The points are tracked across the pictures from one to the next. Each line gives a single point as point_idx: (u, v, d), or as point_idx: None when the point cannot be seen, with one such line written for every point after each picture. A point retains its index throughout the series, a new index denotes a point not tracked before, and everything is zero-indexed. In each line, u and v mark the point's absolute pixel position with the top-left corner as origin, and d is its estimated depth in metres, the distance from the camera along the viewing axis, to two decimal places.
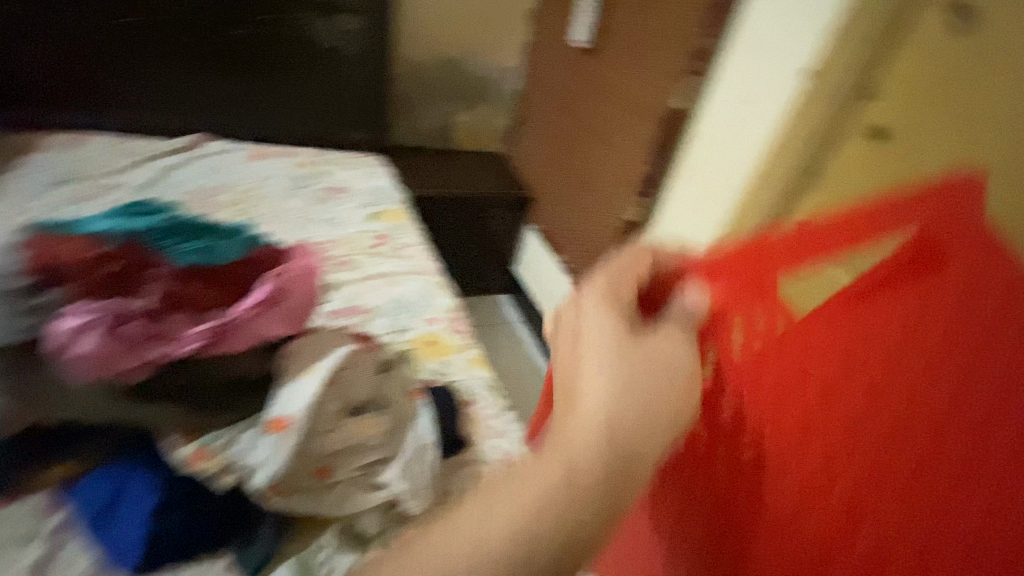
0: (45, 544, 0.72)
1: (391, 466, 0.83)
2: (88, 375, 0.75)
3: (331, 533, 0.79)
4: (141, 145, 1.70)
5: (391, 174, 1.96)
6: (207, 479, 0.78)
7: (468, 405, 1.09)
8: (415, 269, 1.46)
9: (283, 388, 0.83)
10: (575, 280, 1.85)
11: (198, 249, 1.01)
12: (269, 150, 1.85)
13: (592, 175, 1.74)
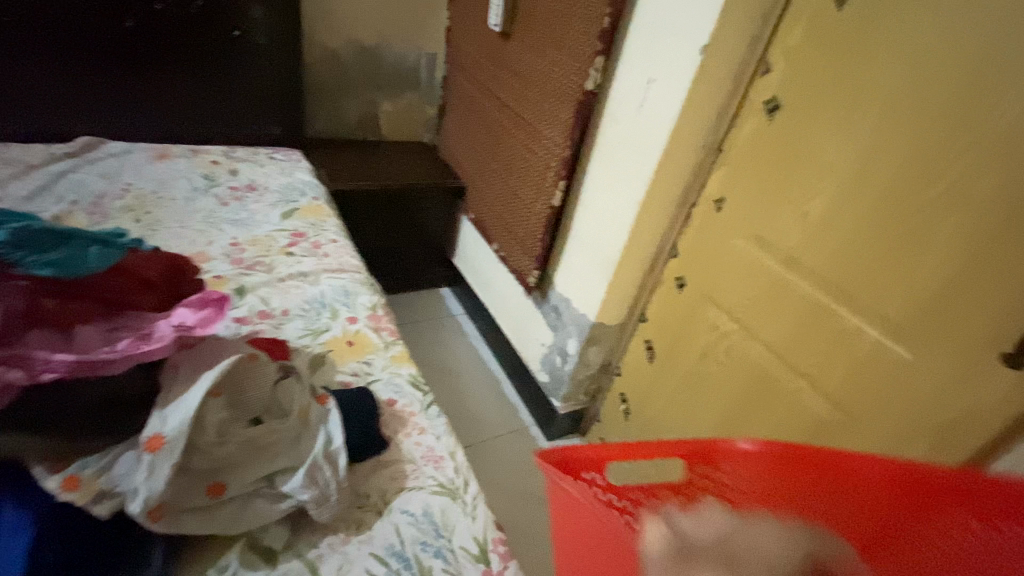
0: None
1: (294, 475, 0.79)
2: None
3: (234, 552, 0.76)
4: (26, 151, 1.53)
5: (311, 170, 1.88)
6: (82, 504, 0.65)
7: (390, 403, 1.05)
8: (333, 267, 1.42)
9: (161, 401, 0.73)
10: (509, 268, 1.85)
11: (56, 262, 0.73)
12: (174, 150, 1.74)
13: (517, 160, 1.73)
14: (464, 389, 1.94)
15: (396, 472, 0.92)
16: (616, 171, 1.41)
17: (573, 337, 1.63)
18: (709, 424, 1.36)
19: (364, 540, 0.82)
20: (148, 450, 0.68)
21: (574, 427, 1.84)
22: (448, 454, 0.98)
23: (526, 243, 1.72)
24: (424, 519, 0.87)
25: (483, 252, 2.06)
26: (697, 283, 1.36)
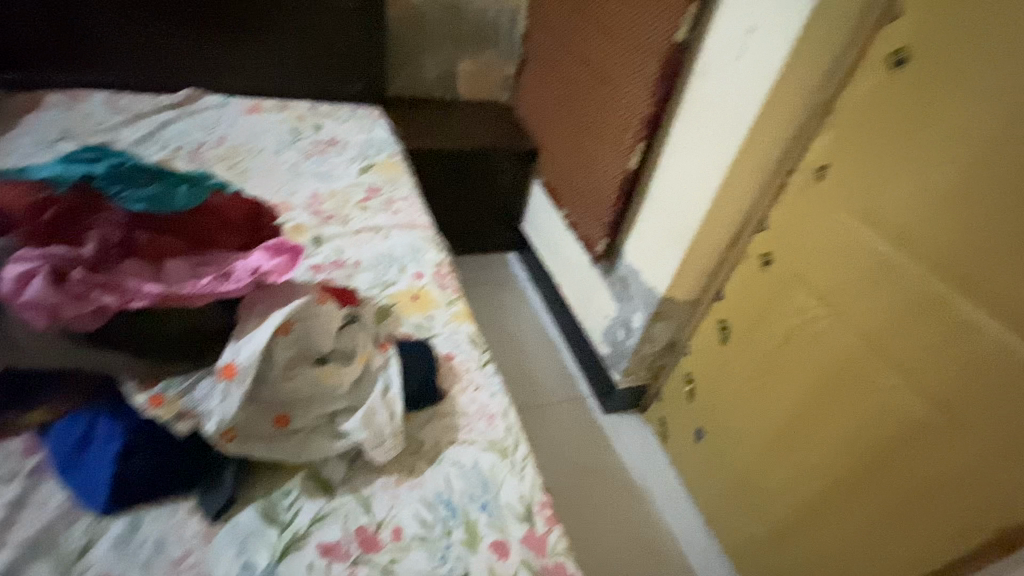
0: (20, 484, 0.72)
1: (353, 416, 0.83)
2: (38, 326, 0.66)
3: (296, 480, 0.81)
4: (138, 102, 1.66)
5: (389, 127, 1.91)
6: (165, 421, 0.72)
7: (448, 358, 1.06)
8: (403, 223, 1.45)
9: (236, 334, 0.78)
10: (577, 234, 1.79)
11: (148, 198, 0.81)
12: (266, 104, 1.82)
13: (595, 121, 1.64)
14: (525, 354, 1.94)
15: (450, 424, 0.94)
16: (702, 133, 1.29)
17: (640, 311, 1.56)
18: (783, 414, 1.26)
19: (415, 484, 0.84)
20: (223, 376, 0.74)
21: (634, 403, 1.78)
22: (501, 413, 0.98)
23: (597, 208, 1.65)
24: (473, 472, 0.87)
25: (552, 218, 2.02)
26: (786, 262, 1.24)
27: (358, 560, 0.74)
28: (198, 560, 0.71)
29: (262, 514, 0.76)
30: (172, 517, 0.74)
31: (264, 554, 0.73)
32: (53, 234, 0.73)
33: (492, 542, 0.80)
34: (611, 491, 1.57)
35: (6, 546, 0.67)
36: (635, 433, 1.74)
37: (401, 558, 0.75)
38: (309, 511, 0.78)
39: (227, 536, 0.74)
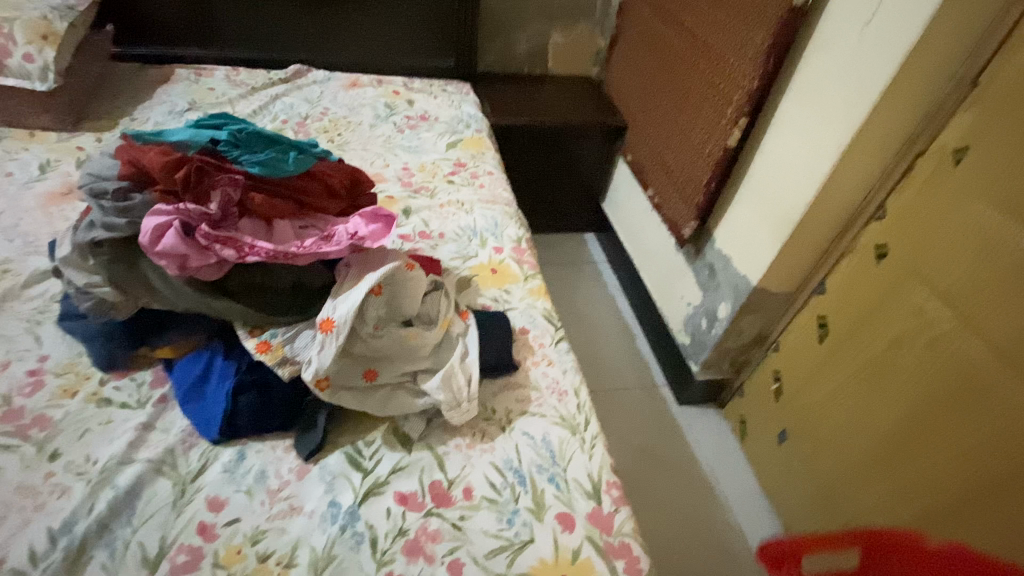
0: (151, 408, 0.84)
1: (433, 376, 0.86)
2: (170, 272, 0.75)
3: (379, 432, 0.87)
4: (254, 77, 1.81)
5: (477, 103, 1.93)
6: (269, 364, 0.80)
7: (524, 331, 1.07)
8: (486, 198, 1.47)
9: (333, 292, 0.84)
10: (663, 217, 1.72)
11: (262, 163, 0.87)
12: (364, 79, 1.91)
13: (693, 96, 1.54)
14: (598, 337, 1.91)
15: (523, 396, 0.95)
16: (815, 108, 1.17)
17: (726, 300, 1.47)
18: (885, 426, 1.15)
19: (486, 449, 0.87)
20: (321, 330, 0.79)
21: (710, 397, 1.71)
22: (573, 391, 0.98)
23: (687, 189, 1.57)
24: (543, 444, 0.89)
25: (635, 199, 1.96)
26: (904, 255, 1.11)
27: (431, 512, 0.78)
28: (292, 493, 0.78)
29: (348, 460, 0.83)
30: (273, 452, 0.83)
31: (349, 495, 0.79)
32: (184, 190, 0.80)
33: (558, 513, 0.81)
34: (680, 484, 1.53)
35: (139, 459, 0.78)
36: (710, 429, 1.67)
37: (470, 516, 0.79)
38: (389, 462, 0.83)
39: (317, 475, 0.81)
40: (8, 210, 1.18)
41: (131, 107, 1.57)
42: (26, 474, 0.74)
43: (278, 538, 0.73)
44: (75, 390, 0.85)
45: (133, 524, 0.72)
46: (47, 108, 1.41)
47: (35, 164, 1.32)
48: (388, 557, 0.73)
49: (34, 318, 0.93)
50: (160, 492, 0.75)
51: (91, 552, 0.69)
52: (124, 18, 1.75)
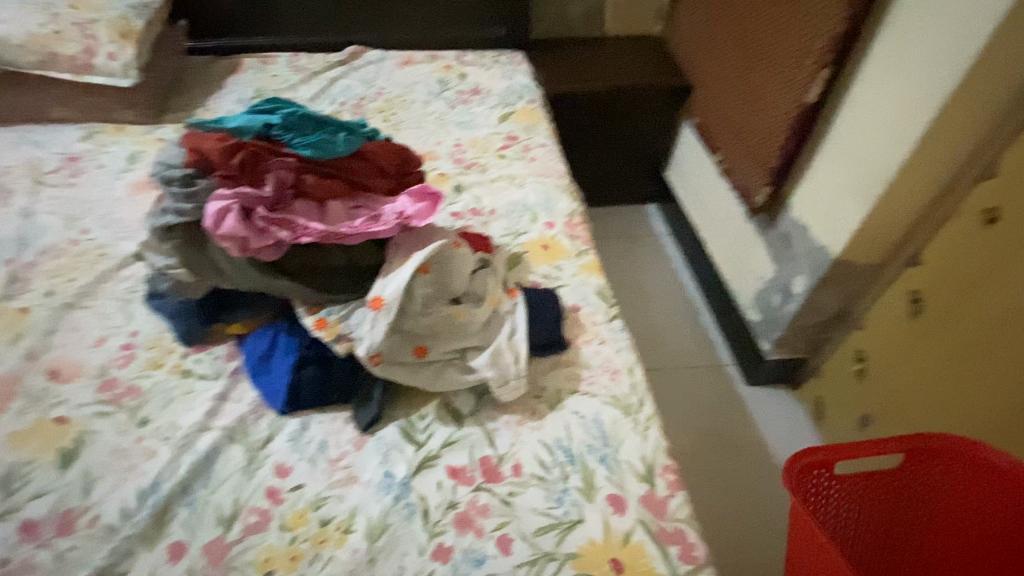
0: (225, 379, 0.91)
1: (482, 353, 0.87)
2: (233, 253, 0.79)
3: (432, 407, 0.88)
4: (314, 61, 1.86)
5: (531, 72, 1.87)
6: (326, 340, 0.83)
7: (575, 309, 1.04)
8: (538, 171, 1.43)
9: (383, 271, 0.85)
10: (732, 183, 1.61)
11: (314, 145, 0.88)
12: (417, 56, 1.90)
13: (770, 50, 1.42)
14: (659, 313, 1.84)
15: (573, 374, 0.93)
16: (911, 54, 1.04)
17: (803, 273, 1.36)
18: (987, 416, 1.06)
19: (536, 427, 0.86)
20: (372, 308, 0.81)
21: (784, 376, 1.60)
22: (627, 370, 0.94)
23: (759, 153, 1.45)
24: (594, 424, 0.86)
25: (701, 166, 1.83)
26: (1018, 218, 0.99)
27: (480, 487, 0.79)
28: (351, 463, 0.82)
29: (402, 432, 0.85)
30: (333, 423, 0.87)
31: (402, 467, 0.81)
32: (241, 175, 0.84)
33: (610, 494, 0.79)
34: (745, 467, 1.46)
35: (215, 427, 0.85)
36: (781, 410, 1.57)
37: (519, 492, 0.79)
38: (440, 436, 0.85)
39: (373, 446, 0.84)
40: (104, 199, 1.31)
41: (204, 98, 1.67)
42: (121, 438, 0.83)
43: (337, 505, 0.77)
44: (161, 362, 0.93)
45: (210, 486, 0.78)
46: (132, 103, 1.55)
47: (125, 156, 1.45)
48: (438, 529, 0.75)
49: (127, 297, 1.04)
50: (233, 458, 0.81)
51: (175, 509, 0.76)
52: (195, 13, 1.84)
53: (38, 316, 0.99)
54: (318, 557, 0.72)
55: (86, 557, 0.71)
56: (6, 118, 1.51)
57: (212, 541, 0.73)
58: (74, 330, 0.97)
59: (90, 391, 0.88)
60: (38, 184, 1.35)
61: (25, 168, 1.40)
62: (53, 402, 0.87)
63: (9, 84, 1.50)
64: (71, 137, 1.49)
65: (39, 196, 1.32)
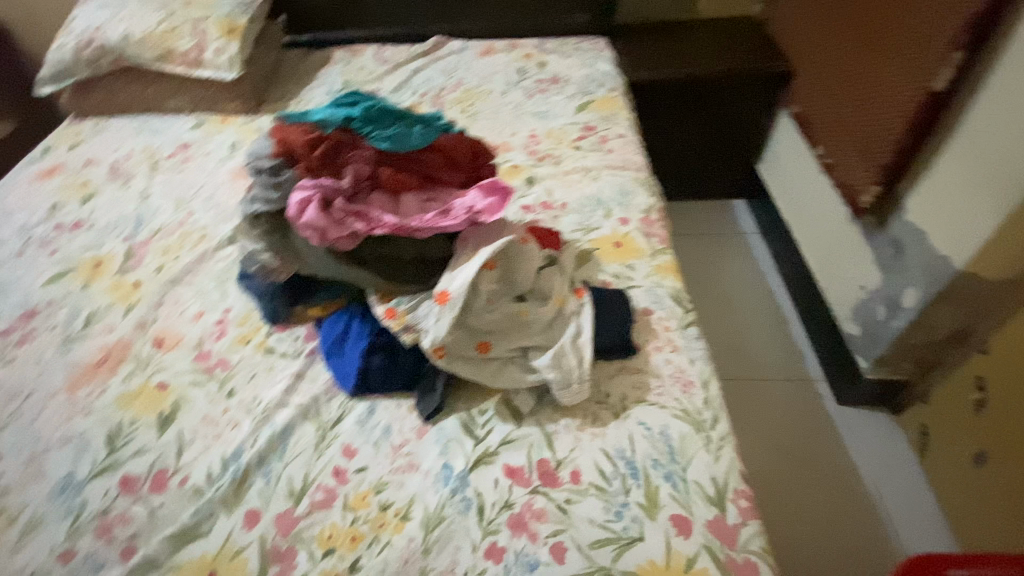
0: (303, 359, 0.97)
1: (544, 354, 0.84)
2: (313, 242, 0.82)
3: (492, 403, 0.88)
4: (398, 52, 1.90)
5: (613, 59, 1.80)
6: (394, 330, 0.84)
7: (647, 312, 0.99)
8: (615, 163, 1.37)
9: (451, 266, 0.85)
10: (833, 179, 1.47)
11: (391, 138, 0.88)
12: (497, 45, 1.89)
13: (889, 30, 1.27)
14: (740, 317, 1.73)
15: (641, 382, 0.89)
16: None
17: (915, 286, 1.24)
18: None
19: (597, 435, 0.83)
20: (438, 301, 0.81)
21: (883, 399, 1.47)
22: (701, 382, 0.88)
23: (870, 146, 1.31)
24: (660, 437, 0.82)
25: (801, 160, 1.68)
26: None
27: (537, 490, 0.78)
28: (412, 451, 0.84)
29: (462, 426, 0.86)
30: (397, 410, 0.89)
31: (460, 460, 0.82)
32: (323, 167, 0.86)
33: (674, 513, 0.74)
34: (831, 493, 1.36)
35: (291, 403, 0.90)
36: (877, 435, 1.45)
37: (577, 500, 0.76)
38: (499, 433, 0.84)
39: (434, 436, 0.85)
40: (208, 184, 1.44)
41: (297, 90, 1.77)
42: (211, 406, 0.92)
43: (395, 492, 0.79)
44: (248, 339, 1.02)
45: (284, 459, 0.84)
46: (236, 95, 1.67)
47: (227, 145, 1.58)
48: (493, 527, 0.74)
49: (222, 276, 1.16)
50: (305, 435, 0.86)
51: (253, 478, 0.82)
52: (293, 9, 1.95)
53: (149, 291, 1.14)
54: (377, 540, 0.74)
55: (174, 514, 0.78)
56: (127, 108, 1.73)
57: (283, 512, 0.78)
58: (176, 304, 1.11)
59: (186, 361, 1.00)
60: (154, 170, 1.52)
61: (145, 155, 1.57)
62: (155, 371, 0.99)
63: (133, 78, 1.70)
64: (184, 127, 1.66)
65: (155, 180, 1.48)
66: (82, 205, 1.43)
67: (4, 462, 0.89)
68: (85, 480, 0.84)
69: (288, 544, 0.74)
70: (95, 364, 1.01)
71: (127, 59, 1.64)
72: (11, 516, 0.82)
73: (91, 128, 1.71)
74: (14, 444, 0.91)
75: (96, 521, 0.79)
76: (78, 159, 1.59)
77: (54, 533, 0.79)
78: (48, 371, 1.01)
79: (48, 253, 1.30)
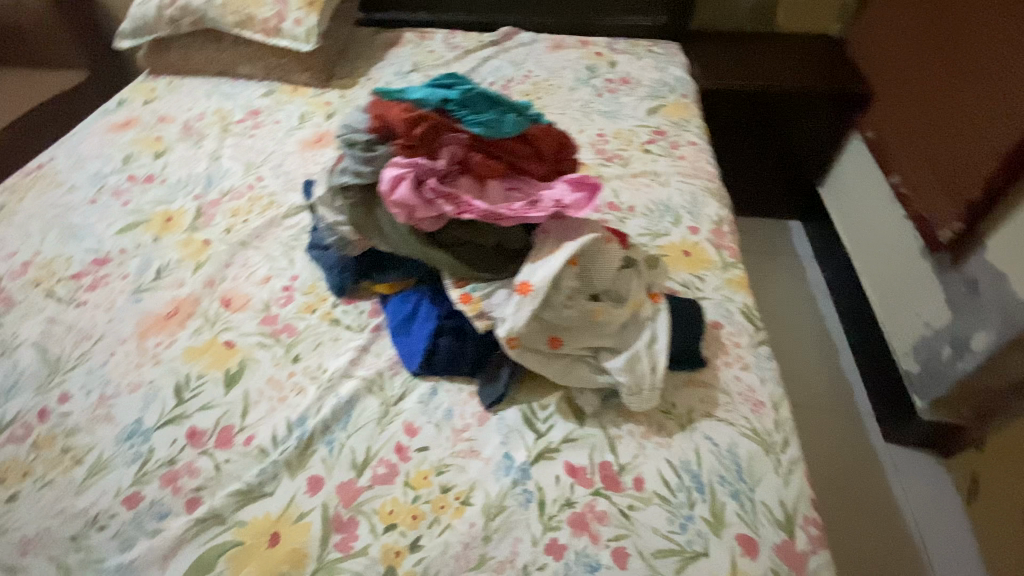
0: (368, 333, 0.98)
1: (617, 356, 0.82)
2: (400, 220, 0.82)
3: (553, 399, 0.87)
4: (468, 39, 1.90)
5: (686, 65, 1.77)
6: (469, 316, 0.84)
7: (717, 326, 0.97)
8: (685, 171, 1.35)
9: (533, 258, 0.84)
10: (907, 209, 1.43)
11: (485, 123, 0.86)
12: (568, 41, 1.88)
13: (986, 62, 1.24)
14: (791, 342, 1.69)
15: (709, 396, 0.87)
16: None
17: (988, 330, 1.19)
18: None
19: (662, 443, 0.82)
20: (519, 292, 0.80)
21: (933, 441, 1.43)
22: (771, 404, 0.86)
23: (955, 179, 1.28)
24: (728, 454, 0.80)
25: (873, 188, 1.63)
26: None
27: (599, 492, 0.77)
28: (473, 437, 0.83)
29: (523, 418, 0.85)
30: (458, 394, 0.89)
31: (521, 452, 0.81)
32: (418, 146, 0.85)
33: (740, 532, 0.73)
34: (875, 534, 1.32)
35: (356, 375, 0.91)
36: (923, 477, 1.41)
37: (640, 508, 0.75)
38: (561, 430, 0.83)
39: (495, 425, 0.85)
40: (277, 152, 1.46)
41: (367, 68, 1.79)
42: (277, 369, 0.93)
43: (456, 476, 0.79)
44: (315, 308, 1.03)
45: (347, 430, 0.84)
46: (308, 67, 1.69)
47: (296, 115, 1.59)
48: (554, 524, 0.74)
49: (290, 243, 1.18)
50: (369, 408, 0.87)
51: (316, 445, 0.82)
52: None
53: (218, 251, 1.16)
54: (438, 521, 0.74)
55: (239, 472, 0.79)
56: (201, 70, 1.77)
57: (346, 482, 0.78)
58: (245, 266, 1.13)
59: (254, 323, 1.01)
60: (225, 132, 1.55)
61: (216, 117, 1.60)
62: (222, 329, 1.00)
63: (211, 40, 1.73)
64: (256, 93, 1.69)
65: (226, 142, 1.51)
66: (154, 159, 1.46)
67: (74, 400, 0.90)
68: (153, 428, 0.85)
69: (350, 514, 0.75)
70: (165, 316, 1.03)
71: (208, 21, 1.67)
72: (78, 454, 0.83)
73: (165, 86, 1.74)
74: (84, 383, 0.92)
75: (163, 469, 0.80)
76: (152, 115, 1.62)
77: (121, 476, 0.80)
78: (119, 317, 1.03)
79: (120, 202, 1.32)
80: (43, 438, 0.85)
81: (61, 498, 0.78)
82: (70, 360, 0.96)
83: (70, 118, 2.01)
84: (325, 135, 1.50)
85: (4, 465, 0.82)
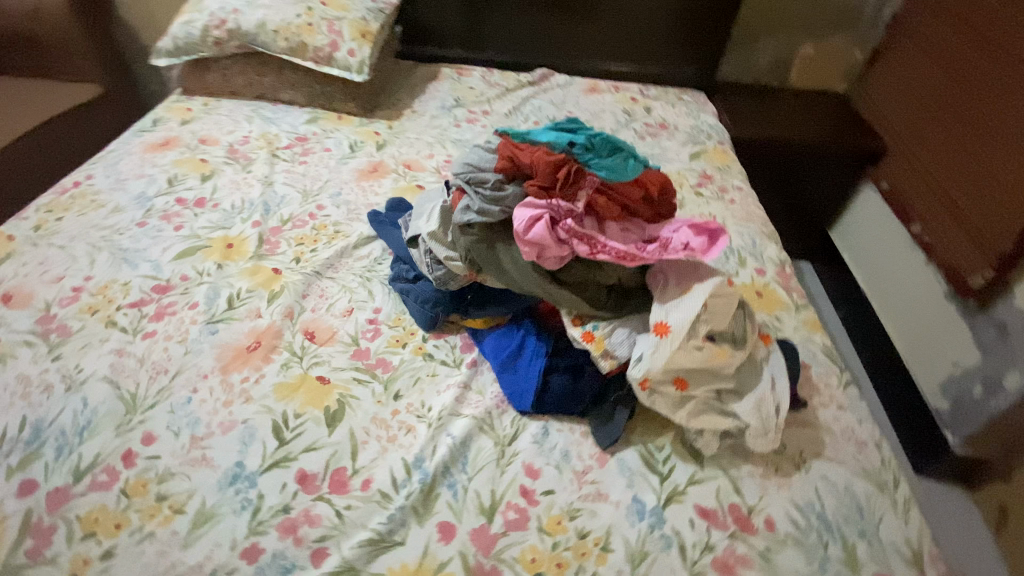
0: (466, 369, 0.96)
1: (741, 399, 0.85)
2: (528, 257, 0.84)
3: (668, 440, 0.88)
4: (505, 77, 1.95)
5: (716, 113, 1.87)
6: (595, 355, 0.85)
7: (807, 366, 1.01)
8: (739, 215, 1.41)
9: (659, 299, 0.86)
10: (933, 258, 1.55)
11: (610, 167, 0.88)
12: (602, 85, 1.96)
13: (1007, 131, 1.40)
14: None
15: (816, 436, 0.90)
16: None
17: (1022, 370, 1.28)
18: None
19: (783, 484, 0.83)
20: (655, 332, 0.82)
21: (962, 475, 1.50)
22: (874, 443, 0.90)
23: (985, 232, 1.41)
24: (847, 494, 0.83)
25: (892, 237, 1.75)
26: None
27: (736, 535, 0.77)
28: (597, 479, 0.82)
29: (643, 459, 0.85)
30: (572, 434, 0.88)
31: (650, 495, 0.81)
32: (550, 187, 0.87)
33: (874, 573, 0.75)
34: None
35: (465, 414, 0.89)
36: (955, 510, 1.47)
37: (779, 550, 0.76)
38: (683, 472, 0.84)
39: (616, 466, 0.84)
40: (333, 180, 1.44)
41: (410, 100, 1.80)
42: (380, 408, 0.89)
43: (590, 521, 0.77)
44: (405, 342, 1.00)
45: (468, 472, 0.82)
46: (354, 97, 1.69)
47: (346, 143, 1.58)
48: (699, 569, 0.74)
49: (366, 274, 1.15)
50: (485, 449, 0.85)
51: (439, 490, 0.79)
52: (408, 23, 2.00)
53: (293, 280, 1.12)
54: (583, 569, 0.73)
55: (364, 519, 0.76)
56: (240, 93, 1.73)
57: (479, 529, 0.76)
58: (322, 297, 1.09)
59: (344, 357, 0.97)
60: (274, 157, 1.51)
61: (262, 141, 1.56)
62: (312, 363, 0.96)
63: (253, 64, 1.70)
64: (300, 119, 1.66)
65: (276, 167, 1.47)
66: (202, 182, 1.40)
67: (161, 442, 0.83)
68: (258, 472, 0.80)
69: (492, 563, 0.72)
70: (246, 349, 0.98)
71: (256, 45, 1.64)
72: (178, 503, 0.76)
73: (201, 107, 1.69)
74: (170, 423, 0.85)
75: (279, 517, 0.75)
76: (192, 135, 1.57)
77: (234, 526, 0.74)
78: (195, 350, 0.97)
79: (172, 226, 1.26)
80: (131, 484, 0.78)
81: (166, 552, 0.72)
82: (148, 397, 0.89)
83: (82, 133, 1.90)
84: (380, 166, 1.50)
85: (92, 516, 0.75)
